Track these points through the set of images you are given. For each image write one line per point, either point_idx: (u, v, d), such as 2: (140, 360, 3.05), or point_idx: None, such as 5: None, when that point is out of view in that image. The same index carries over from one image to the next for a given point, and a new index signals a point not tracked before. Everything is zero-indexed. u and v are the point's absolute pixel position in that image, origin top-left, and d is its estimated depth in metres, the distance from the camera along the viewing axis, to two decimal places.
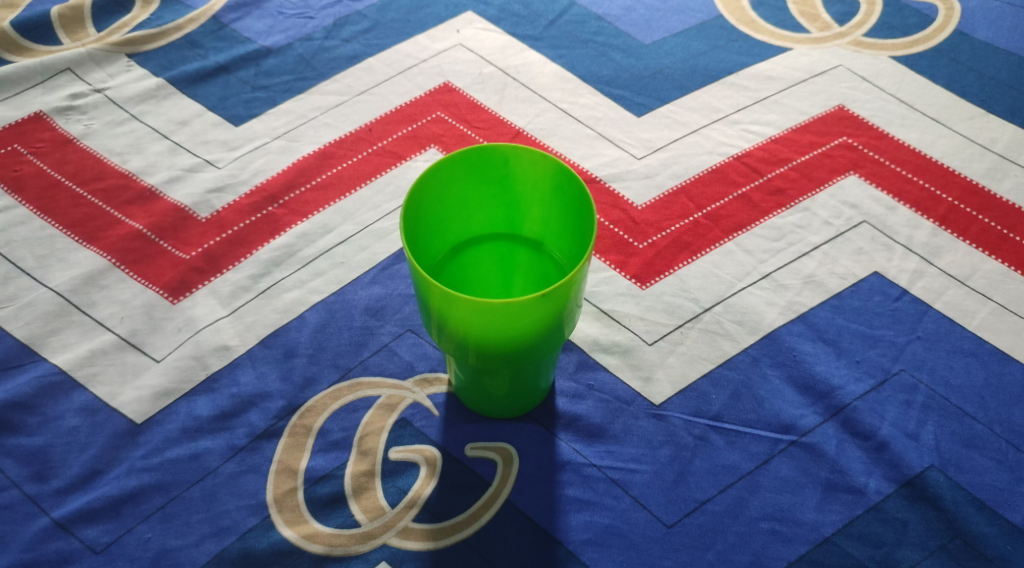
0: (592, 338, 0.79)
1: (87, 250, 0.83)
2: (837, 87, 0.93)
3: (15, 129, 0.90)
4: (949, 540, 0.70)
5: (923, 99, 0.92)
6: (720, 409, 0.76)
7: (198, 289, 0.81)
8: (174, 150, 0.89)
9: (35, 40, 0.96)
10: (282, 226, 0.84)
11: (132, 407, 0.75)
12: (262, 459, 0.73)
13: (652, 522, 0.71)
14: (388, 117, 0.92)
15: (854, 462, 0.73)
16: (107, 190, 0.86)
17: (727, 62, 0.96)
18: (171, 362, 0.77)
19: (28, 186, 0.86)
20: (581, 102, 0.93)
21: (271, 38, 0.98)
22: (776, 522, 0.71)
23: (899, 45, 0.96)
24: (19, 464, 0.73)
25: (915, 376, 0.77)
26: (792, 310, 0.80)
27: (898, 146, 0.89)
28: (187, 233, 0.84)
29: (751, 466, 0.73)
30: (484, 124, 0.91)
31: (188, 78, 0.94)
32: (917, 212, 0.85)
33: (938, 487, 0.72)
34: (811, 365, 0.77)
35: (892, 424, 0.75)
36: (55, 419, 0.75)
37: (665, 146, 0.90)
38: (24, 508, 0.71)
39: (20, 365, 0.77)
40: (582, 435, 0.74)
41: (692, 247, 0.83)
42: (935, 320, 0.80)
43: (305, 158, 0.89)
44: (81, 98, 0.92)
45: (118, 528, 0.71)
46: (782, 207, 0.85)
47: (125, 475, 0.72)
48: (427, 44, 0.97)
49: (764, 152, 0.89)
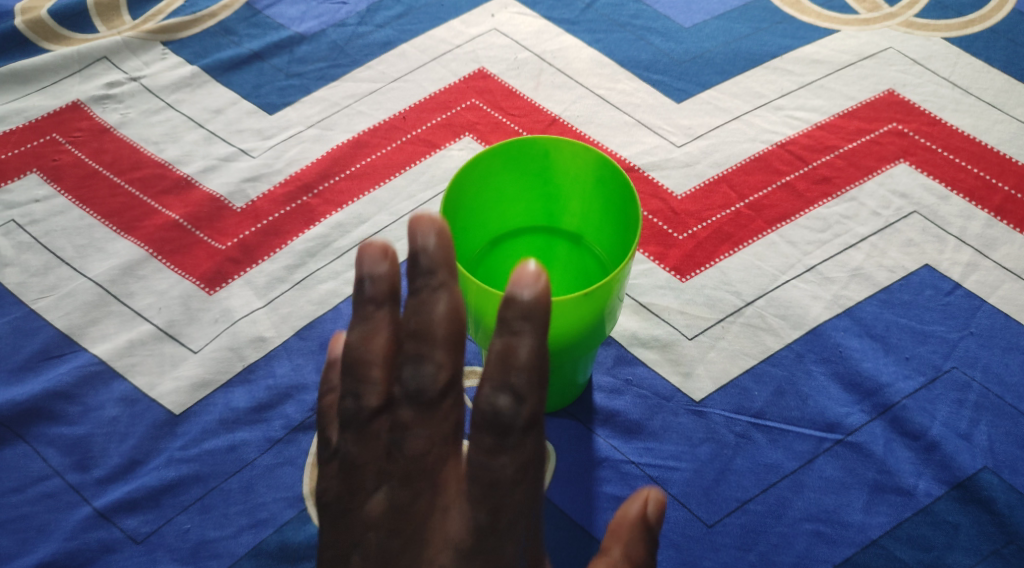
0: (631, 332, 0.77)
1: (125, 240, 0.83)
2: (886, 71, 0.90)
3: (54, 118, 0.90)
4: (1003, 544, 0.68)
5: (978, 83, 0.89)
6: (763, 406, 0.74)
7: (234, 279, 0.80)
8: (209, 138, 0.89)
9: (72, 27, 0.96)
10: (316, 216, 0.84)
11: (171, 397, 0.75)
12: (298, 452, 0.73)
13: (692, 522, 0.69)
14: (422, 105, 0.90)
15: (903, 462, 0.71)
16: (144, 179, 0.86)
17: (770, 45, 0.92)
18: (208, 353, 0.77)
19: (66, 175, 0.86)
20: (619, 88, 0.91)
21: (305, 24, 0.96)
22: (821, 524, 0.69)
23: (952, 26, 0.92)
24: (60, 454, 0.73)
25: (968, 374, 0.74)
26: (838, 304, 0.78)
27: (951, 132, 0.86)
28: (223, 222, 0.83)
29: (795, 465, 0.71)
30: (520, 111, 0.89)
31: (222, 66, 0.93)
32: (971, 202, 0.82)
33: (991, 489, 0.70)
34: (858, 361, 0.75)
35: (943, 423, 0.72)
36: (96, 410, 0.75)
37: (706, 133, 0.87)
38: (66, 497, 0.71)
39: (61, 354, 0.77)
40: (620, 431, 0.73)
41: (735, 238, 0.81)
42: (989, 315, 0.77)
43: (339, 146, 0.88)
44: (117, 87, 0.92)
45: (157, 518, 0.70)
46: (828, 196, 0.83)
47: (164, 466, 0.72)
48: (461, 29, 0.95)
49: (810, 139, 0.86)
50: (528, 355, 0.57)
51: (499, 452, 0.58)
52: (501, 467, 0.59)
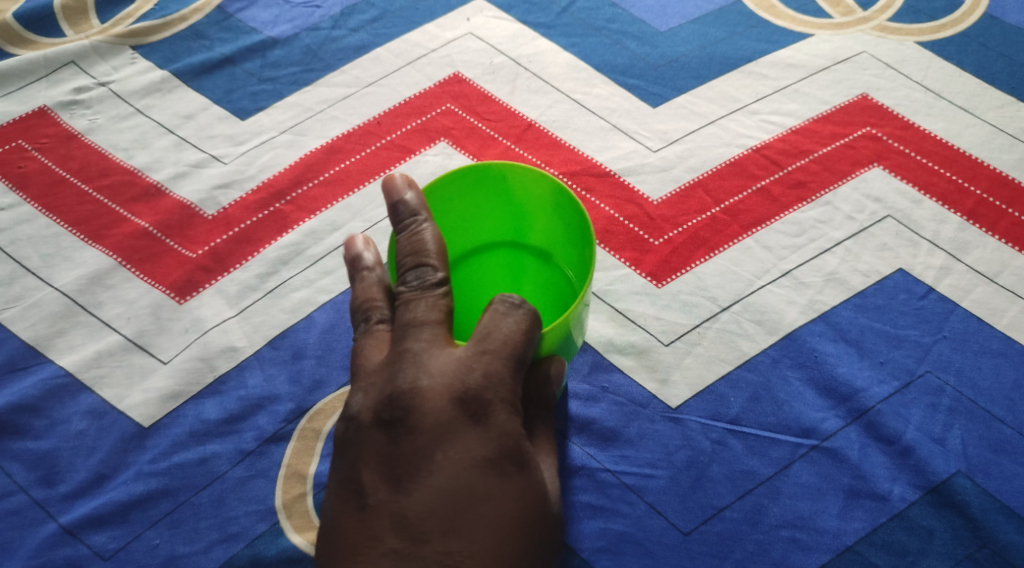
0: (607, 339, 0.77)
1: (93, 249, 0.81)
2: (861, 75, 0.90)
3: (20, 124, 0.88)
4: (977, 549, 0.68)
5: (951, 86, 0.89)
6: (739, 413, 0.73)
7: (204, 288, 0.79)
8: (179, 145, 0.87)
9: (39, 32, 0.94)
10: (289, 223, 0.83)
11: (140, 410, 0.74)
12: (270, 464, 0.72)
13: (669, 530, 0.69)
14: (397, 110, 0.89)
15: (878, 467, 0.71)
16: (112, 186, 0.85)
17: (745, 49, 0.92)
18: (178, 364, 0.76)
19: (32, 183, 0.85)
20: (594, 92, 0.90)
21: (277, 28, 0.95)
22: (797, 530, 0.69)
23: (925, 29, 0.93)
24: (27, 468, 0.72)
25: (942, 378, 0.75)
26: (813, 309, 0.78)
27: (924, 136, 0.86)
28: (194, 230, 0.82)
29: (771, 472, 0.71)
30: (495, 116, 0.89)
31: (193, 70, 0.92)
32: (944, 206, 0.82)
33: (965, 494, 0.70)
34: (833, 367, 0.75)
35: (918, 428, 0.72)
36: (63, 423, 0.74)
37: (682, 137, 0.87)
38: (32, 513, 0.70)
39: (27, 366, 0.76)
40: (596, 439, 0.73)
41: (710, 243, 0.81)
42: (962, 319, 0.77)
43: (312, 152, 0.87)
44: (85, 92, 0.90)
45: (126, 534, 0.70)
46: (803, 201, 0.83)
47: (132, 480, 0.71)
48: (436, 33, 0.95)
49: (785, 143, 0.86)
50: (510, 332, 0.63)
51: (494, 413, 0.62)
52: (500, 425, 0.62)
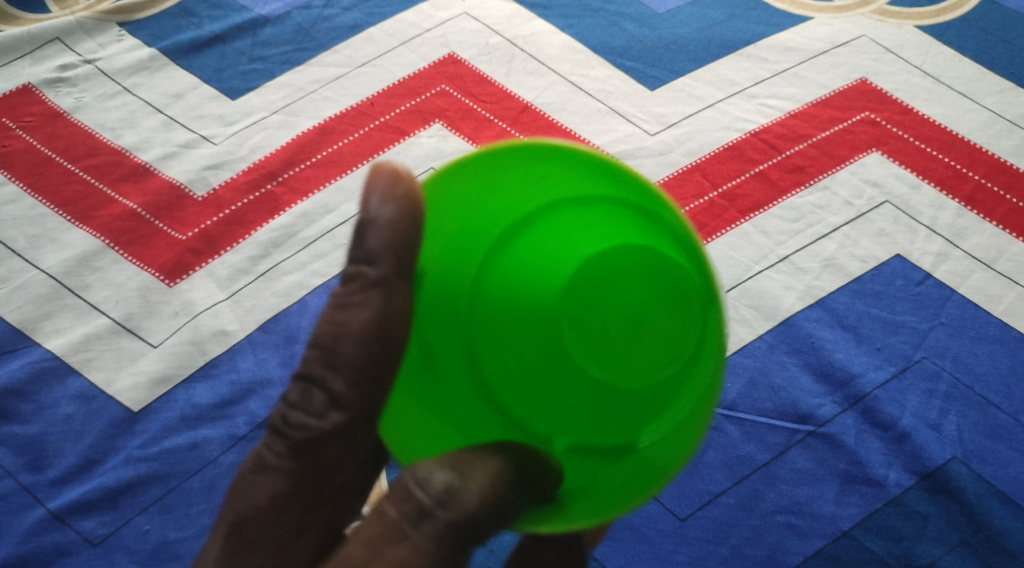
0: None
1: (80, 231, 0.80)
2: (860, 59, 0.89)
3: (4, 102, 0.86)
4: (972, 534, 0.68)
5: (950, 71, 0.88)
6: (735, 398, 0.73)
7: (195, 271, 0.78)
8: (168, 124, 0.86)
9: (23, 8, 0.92)
10: (281, 205, 0.81)
11: (129, 394, 0.73)
12: None
13: (665, 515, 0.69)
14: (391, 91, 0.88)
15: (874, 453, 0.71)
16: (100, 166, 0.83)
17: (744, 32, 0.91)
18: (169, 347, 0.74)
19: (17, 162, 0.83)
20: (591, 74, 0.89)
21: (268, 6, 0.94)
22: (793, 516, 0.69)
23: (925, 14, 0.92)
24: (14, 453, 0.71)
25: (938, 364, 0.74)
26: (810, 295, 0.77)
27: (923, 121, 0.85)
28: (183, 212, 0.81)
29: (767, 457, 0.71)
30: (491, 98, 0.88)
31: (182, 48, 0.90)
32: (941, 191, 0.82)
33: (960, 480, 0.70)
34: (830, 353, 0.75)
35: (914, 413, 0.72)
36: (50, 407, 0.72)
37: (679, 121, 0.86)
38: (19, 499, 0.69)
39: (13, 350, 0.74)
40: None
41: (708, 228, 0.80)
42: (959, 305, 0.77)
43: (304, 133, 0.85)
44: (70, 69, 0.88)
45: (115, 519, 0.69)
46: (801, 185, 0.82)
47: (122, 465, 0.70)
48: (431, 13, 0.93)
49: (783, 127, 0.85)
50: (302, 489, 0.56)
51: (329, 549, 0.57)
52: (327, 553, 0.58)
